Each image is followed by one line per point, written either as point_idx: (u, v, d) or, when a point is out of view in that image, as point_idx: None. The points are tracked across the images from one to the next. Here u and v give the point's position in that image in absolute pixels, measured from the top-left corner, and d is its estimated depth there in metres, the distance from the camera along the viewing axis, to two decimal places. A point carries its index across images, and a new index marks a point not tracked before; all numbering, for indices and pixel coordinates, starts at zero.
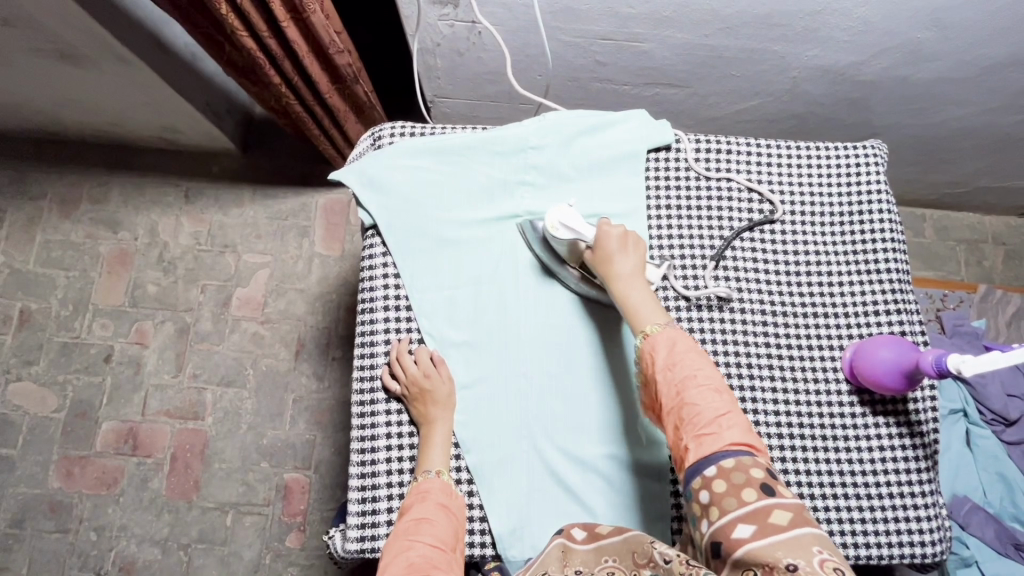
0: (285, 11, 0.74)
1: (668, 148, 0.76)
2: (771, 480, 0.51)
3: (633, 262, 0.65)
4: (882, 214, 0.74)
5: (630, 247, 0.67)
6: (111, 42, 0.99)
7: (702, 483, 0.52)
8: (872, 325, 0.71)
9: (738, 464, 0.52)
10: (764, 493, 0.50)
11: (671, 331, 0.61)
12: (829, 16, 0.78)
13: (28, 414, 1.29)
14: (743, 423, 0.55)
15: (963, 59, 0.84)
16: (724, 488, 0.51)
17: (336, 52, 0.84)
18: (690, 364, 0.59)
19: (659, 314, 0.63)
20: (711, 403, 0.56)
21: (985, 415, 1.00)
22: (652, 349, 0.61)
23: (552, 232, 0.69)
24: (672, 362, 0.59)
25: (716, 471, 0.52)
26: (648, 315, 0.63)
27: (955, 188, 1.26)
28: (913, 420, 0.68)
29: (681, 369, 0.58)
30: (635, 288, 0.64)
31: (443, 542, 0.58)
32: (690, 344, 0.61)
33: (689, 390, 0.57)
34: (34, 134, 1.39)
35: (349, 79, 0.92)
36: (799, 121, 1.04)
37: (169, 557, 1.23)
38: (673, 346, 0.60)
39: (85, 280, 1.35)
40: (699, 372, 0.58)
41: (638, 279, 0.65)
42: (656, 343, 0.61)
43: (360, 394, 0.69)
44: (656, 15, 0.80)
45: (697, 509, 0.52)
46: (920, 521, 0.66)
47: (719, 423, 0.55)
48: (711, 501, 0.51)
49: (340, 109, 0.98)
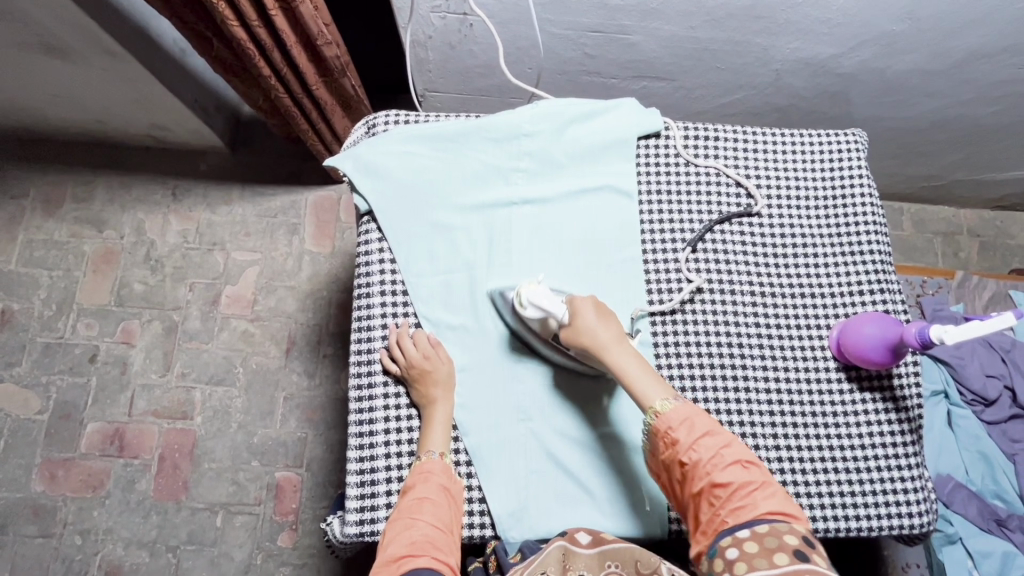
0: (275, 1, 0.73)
1: (657, 135, 0.78)
2: (807, 547, 0.52)
3: (612, 333, 0.65)
4: (863, 196, 0.77)
5: (608, 320, 0.66)
6: (99, 34, 0.99)
7: (734, 544, 0.54)
8: (858, 304, 0.73)
9: (772, 530, 0.54)
10: (796, 558, 0.51)
11: (682, 407, 0.61)
12: (810, 8, 0.81)
13: (11, 416, 1.26)
14: (777, 492, 0.57)
15: (935, 51, 0.88)
16: (755, 549, 0.53)
17: (324, 44, 0.83)
18: (715, 440, 0.60)
19: (657, 387, 0.63)
20: (742, 477, 0.57)
21: (965, 396, 1.03)
22: (668, 427, 0.60)
23: (522, 310, 0.67)
24: (695, 441, 0.59)
25: (750, 534, 0.54)
26: (649, 390, 0.63)
27: (930, 181, 1.30)
28: (898, 395, 0.70)
29: (709, 445, 0.59)
30: (629, 360, 0.64)
31: (444, 523, 0.59)
32: (712, 421, 0.61)
33: (721, 461, 0.58)
34: (16, 132, 1.37)
35: (337, 72, 0.91)
36: (782, 113, 1.07)
37: (157, 560, 1.20)
38: (690, 424, 0.60)
39: (69, 279, 1.33)
40: (730, 446, 0.59)
41: (628, 350, 0.64)
42: (670, 421, 0.61)
43: (358, 377, 0.70)
44: (644, 7, 0.82)
45: (719, 565, 0.54)
46: (908, 494, 0.68)
47: (753, 494, 0.57)
48: (738, 558, 0.53)
49: (328, 101, 0.98)
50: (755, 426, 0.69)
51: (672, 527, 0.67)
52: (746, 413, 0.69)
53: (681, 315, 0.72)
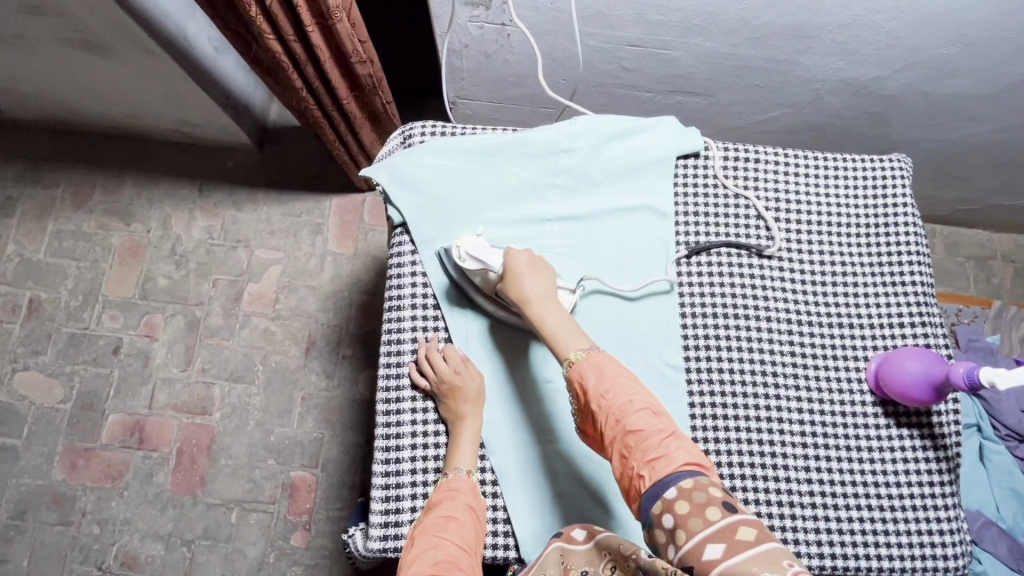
0: (313, 18, 0.73)
1: (696, 155, 0.76)
2: (730, 497, 0.51)
3: (543, 286, 0.65)
4: (907, 226, 0.75)
5: (540, 270, 0.66)
6: (136, 32, 1.00)
7: (665, 508, 0.51)
8: (898, 337, 0.72)
9: (697, 483, 0.51)
10: (726, 510, 0.49)
11: (596, 357, 0.60)
12: (857, 29, 0.79)
13: (35, 404, 1.28)
14: (687, 440, 0.56)
15: (984, 75, 0.85)
16: (687, 510, 0.50)
17: (358, 61, 0.84)
18: (624, 389, 0.58)
19: (576, 339, 0.62)
20: (653, 425, 0.56)
21: (999, 431, 1.00)
22: (580, 376, 0.60)
23: (462, 263, 0.68)
24: (604, 390, 0.58)
25: (678, 493, 0.51)
26: (565, 341, 0.62)
27: (967, 205, 1.27)
28: (937, 433, 0.69)
29: (617, 395, 0.57)
30: (548, 311, 0.64)
31: (468, 543, 0.57)
32: (619, 367, 0.60)
33: (630, 415, 0.56)
34: (50, 123, 1.39)
35: (369, 88, 0.91)
36: (819, 133, 1.05)
37: (172, 553, 1.21)
38: (600, 371, 0.59)
39: (95, 271, 1.35)
40: (635, 397, 0.57)
41: (553, 304, 0.64)
42: (583, 370, 0.60)
43: (386, 390, 0.69)
44: (686, 24, 0.80)
45: (662, 536, 0.51)
46: (943, 535, 0.66)
47: (666, 445, 0.55)
48: (676, 525, 0.50)
49: (359, 115, 0.98)
50: (787, 457, 0.67)
51: None
52: (779, 444, 0.68)
53: (715, 340, 0.71)
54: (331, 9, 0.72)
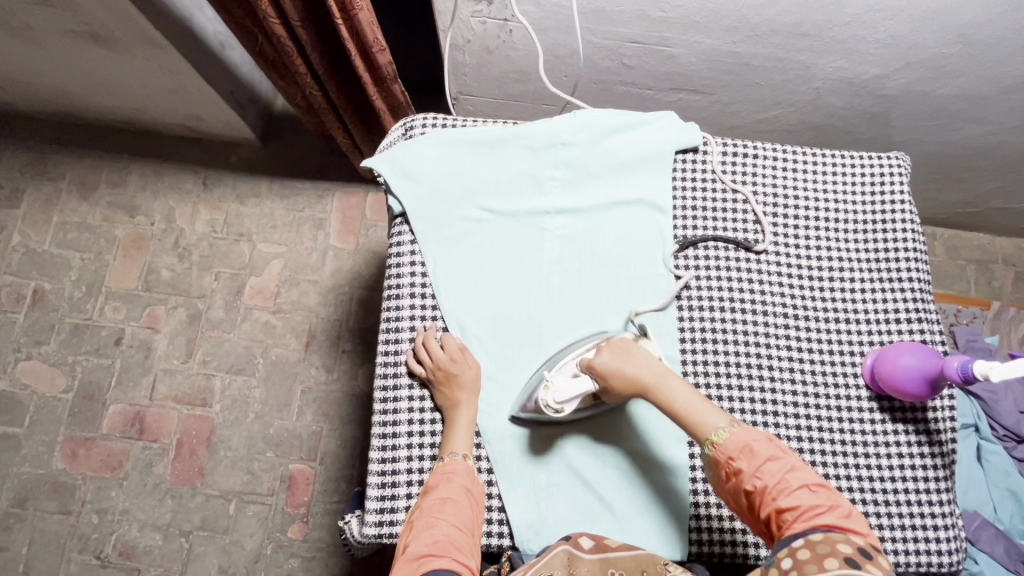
0: (336, 10, 0.75)
1: (695, 150, 0.77)
2: (861, 557, 0.50)
3: (642, 365, 0.63)
4: (904, 223, 0.75)
5: (627, 354, 0.64)
6: (144, 24, 1.01)
7: (786, 552, 0.51)
8: (894, 333, 0.72)
9: (826, 538, 0.51)
10: (847, 564, 0.49)
11: (737, 433, 0.58)
12: (857, 28, 0.79)
13: (37, 393, 1.29)
14: (841, 508, 0.54)
15: (983, 76, 0.86)
16: (806, 555, 0.50)
17: (380, 52, 0.83)
18: (780, 461, 0.57)
19: (714, 416, 0.60)
20: (810, 502, 0.54)
21: (997, 431, 1.00)
22: (729, 457, 0.58)
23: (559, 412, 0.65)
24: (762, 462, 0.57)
25: (804, 543, 0.51)
26: (706, 422, 0.60)
27: (968, 207, 1.27)
28: (932, 428, 0.69)
29: (774, 470, 0.56)
30: (672, 389, 0.62)
31: (465, 523, 0.58)
32: (778, 444, 0.58)
33: (786, 482, 0.55)
34: (57, 115, 1.40)
35: (389, 79, 0.90)
36: (819, 132, 1.05)
37: (170, 543, 1.22)
38: (752, 448, 0.57)
39: (99, 262, 1.36)
40: (794, 468, 0.56)
41: (666, 382, 0.62)
42: (731, 451, 0.58)
43: (384, 377, 0.70)
44: (686, 21, 0.81)
45: (773, 572, 0.51)
46: (938, 530, 0.66)
47: (812, 509, 0.54)
48: (791, 567, 0.50)
49: (385, 111, 0.98)
50: None
51: (692, 550, 0.66)
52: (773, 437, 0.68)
53: (711, 334, 0.71)
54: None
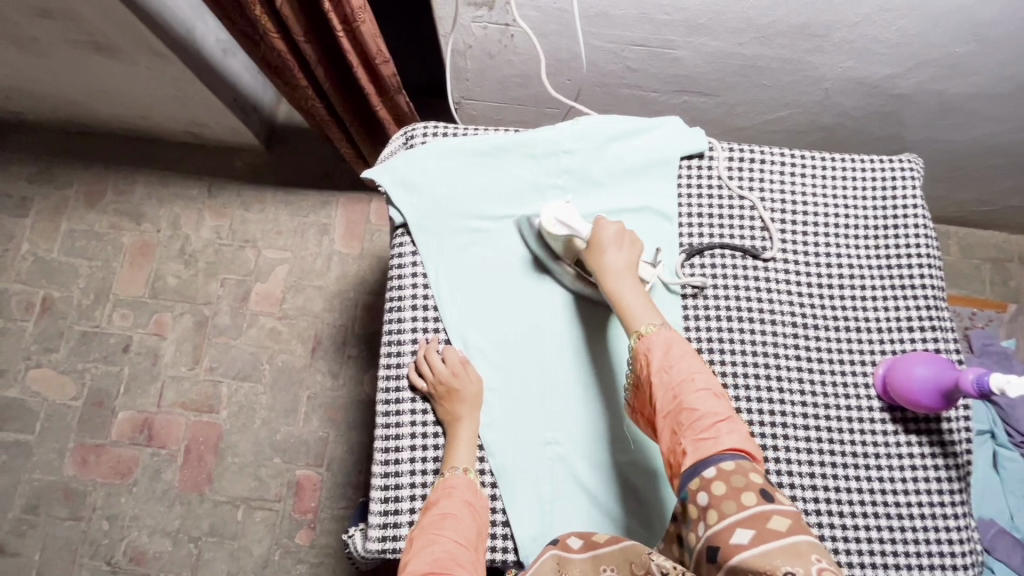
0: (337, 22, 0.74)
1: (700, 156, 0.75)
2: (770, 486, 0.50)
3: (624, 260, 0.65)
4: (917, 228, 0.73)
5: (625, 244, 0.67)
6: (145, 33, 1.01)
7: (701, 485, 0.51)
8: (907, 341, 0.70)
9: (738, 467, 0.51)
10: (763, 498, 0.48)
11: (665, 333, 0.60)
12: (868, 27, 0.77)
13: (47, 401, 1.30)
14: (741, 426, 0.54)
15: (999, 74, 0.83)
16: (723, 491, 0.49)
17: (383, 63, 0.83)
18: (686, 366, 0.58)
19: (652, 315, 0.62)
20: (709, 408, 0.55)
21: (1014, 438, 0.98)
22: (647, 349, 0.60)
23: (547, 228, 0.68)
24: (669, 364, 0.58)
25: (716, 473, 0.51)
26: (640, 315, 0.62)
27: (983, 206, 1.24)
28: (947, 440, 0.67)
29: (679, 375, 0.57)
30: (626, 284, 0.64)
31: (466, 539, 0.57)
32: (688, 349, 0.60)
33: (688, 394, 0.56)
34: (63, 124, 1.41)
35: (393, 89, 0.90)
36: (829, 132, 1.03)
37: (179, 549, 1.23)
38: (668, 348, 0.59)
39: (107, 270, 1.37)
40: (696, 378, 0.57)
41: (634, 278, 0.65)
42: (651, 344, 0.60)
43: (386, 391, 0.69)
44: (692, 23, 0.79)
45: (693, 511, 0.50)
46: (952, 544, 0.65)
47: (717, 428, 0.54)
48: (709, 504, 0.49)
49: (388, 119, 0.97)
50: (792, 463, 0.66)
51: None
52: (783, 451, 0.67)
53: (718, 344, 0.69)
54: (353, 10, 0.72)
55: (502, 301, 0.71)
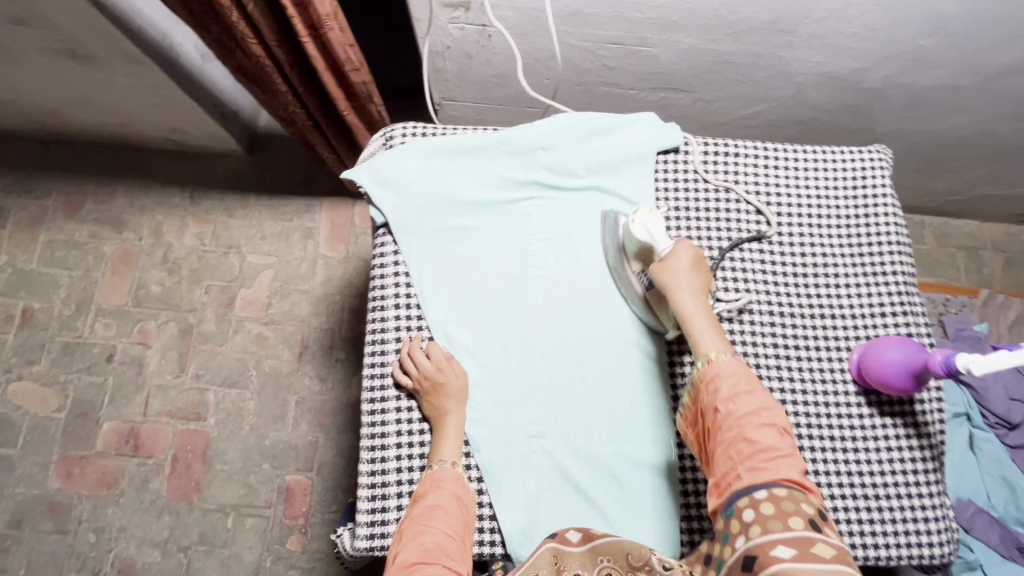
0: (304, 27, 0.74)
1: (676, 151, 0.77)
2: (820, 519, 0.51)
3: (698, 282, 0.65)
4: (887, 216, 0.75)
5: (700, 267, 0.66)
6: (121, 40, 1.00)
7: (749, 503, 0.52)
8: (880, 326, 0.72)
9: (790, 494, 0.52)
10: (811, 525, 0.49)
11: (734, 362, 0.60)
12: (834, 22, 0.79)
13: (29, 414, 1.28)
14: (800, 461, 0.55)
15: (963, 66, 0.86)
16: (771, 511, 0.51)
17: (353, 70, 0.84)
18: (753, 395, 0.58)
19: (718, 342, 0.62)
20: (770, 441, 0.55)
21: (988, 419, 1.01)
22: (715, 375, 0.60)
23: (631, 229, 0.68)
24: (734, 392, 0.58)
25: (768, 496, 0.52)
26: (708, 340, 0.62)
27: (955, 195, 1.27)
28: (921, 421, 0.69)
29: (746, 406, 0.57)
30: (697, 307, 0.63)
31: (455, 530, 0.58)
32: (755, 382, 0.60)
33: (751, 422, 0.56)
34: (40, 133, 1.39)
35: (363, 97, 0.91)
36: (803, 126, 1.05)
37: (168, 559, 1.21)
38: (734, 378, 0.59)
39: (88, 280, 1.35)
40: (760, 408, 0.57)
41: (703, 301, 0.64)
42: (720, 371, 0.60)
43: (371, 389, 0.70)
44: (665, 20, 0.81)
45: (735, 526, 0.52)
46: (928, 522, 0.66)
47: (776, 456, 0.54)
48: (754, 521, 0.51)
49: (360, 126, 0.98)
50: None
51: (682, 549, 0.66)
52: None
53: None
54: (320, 17, 0.72)
55: (485, 297, 0.71)
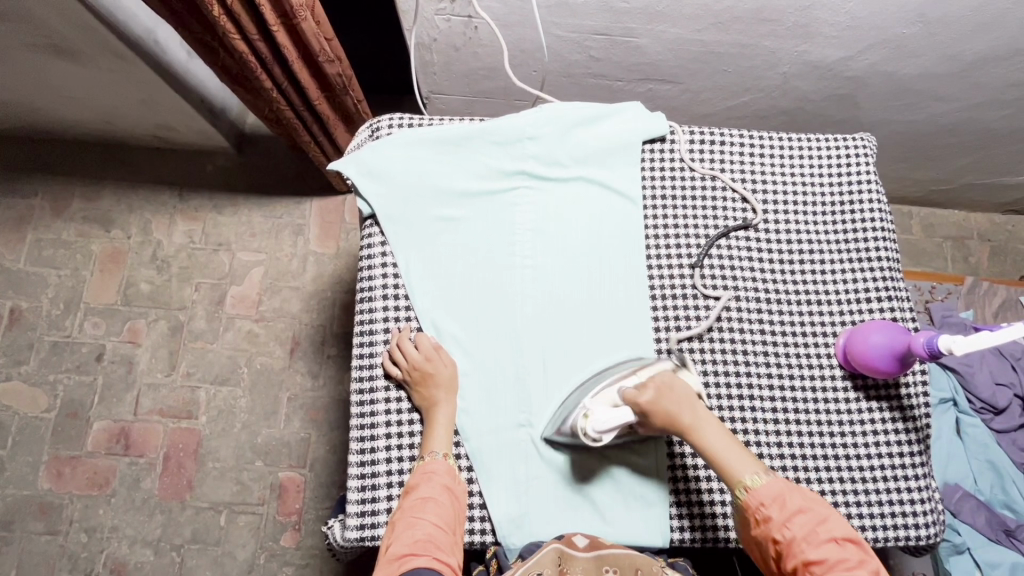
0: (275, 16, 0.74)
1: (663, 139, 0.77)
2: None
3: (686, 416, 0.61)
4: (872, 202, 0.76)
5: (670, 394, 0.62)
6: (106, 35, 0.99)
7: None
8: (865, 311, 0.73)
9: None
10: None
11: (770, 481, 0.58)
12: (818, 11, 0.80)
13: (18, 414, 1.27)
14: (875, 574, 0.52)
15: (945, 54, 0.87)
16: None
17: (326, 60, 0.85)
18: (807, 507, 0.56)
19: (748, 463, 0.60)
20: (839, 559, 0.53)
21: (974, 404, 1.02)
22: (759, 503, 0.57)
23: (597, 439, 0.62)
24: (786, 513, 0.56)
25: None
26: (737, 467, 0.60)
27: (941, 185, 1.28)
28: (906, 404, 0.70)
29: (804, 523, 0.55)
30: (705, 437, 0.61)
31: (445, 522, 0.59)
32: (806, 496, 0.57)
33: (808, 537, 0.54)
34: (26, 131, 1.38)
35: (339, 88, 0.92)
36: (790, 116, 1.06)
37: (161, 558, 1.21)
38: (782, 500, 0.57)
39: (76, 278, 1.34)
40: (818, 522, 0.55)
41: (704, 425, 0.62)
42: (762, 498, 0.57)
43: (360, 379, 0.70)
44: (650, 10, 0.81)
45: None
46: (914, 504, 0.67)
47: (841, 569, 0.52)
48: None
49: (332, 117, 1.00)
50: (759, 434, 0.68)
51: (671, 535, 0.67)
52: (750, 424, 0.69)
53: (685, 322, 0.71)
54: (293, 8, 0.73)
55: (473, 286, 0.71)
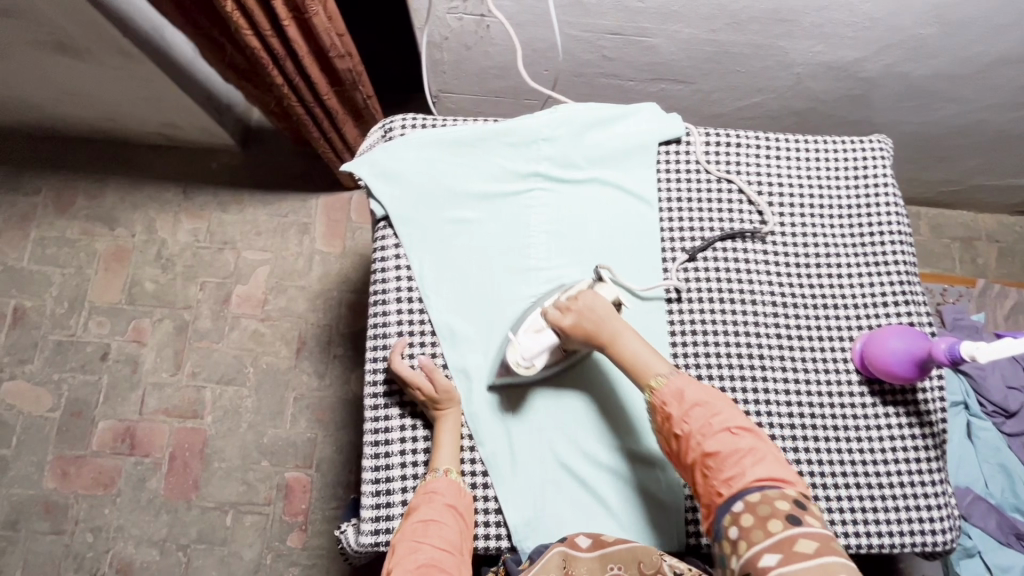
0: (287, 11, 0.73)
1: (679, 141, 0.76)
2: (799, 509, 0.52)
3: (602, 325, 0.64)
4: (888, 206, 0.75)
5: (589, 306, 0.65)
6: (111, 32, 0.98)
7: (732, 520, 0.53)
8: (882, 316, 0.72)
9: (763, 497, 0.53)
10: (790, 523, 0.51)
11: (675, 381, 0.61)
12: (834, 11, 0.79)
13: (23, 413, 1.27)
14: (771, 456, 0.56)
15: (961, 55, 0.86)
16: (750, 522, 0.52)
17: (338, 55, 0.83)
18: (703, 403, 0.59)
19: (659, 365, 0.62)
20: (732, 446, 0.56)
21: (985, 407, 1.02)
22: (663, 402, 0.60)
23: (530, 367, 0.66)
24: (686, 412, 0.59)
25: (744, 506, 0.53)
26: (647, 369, 0.62)
27: (951, 186, 1.27)
28: (923, 410, 0.69)
29: (700, 416, 0.58)
30: (620, 343, 0.64)
31: (451, 543, 0.59)
32: (702, 391, 0.60)
33: (709, 434, 0.57)
34: (29, 128, 1.37)
35: (349, 83, 0.91)
36: (802, 116, 1.05)
37: (167, 558, 1.21)
38: (682, 397, 0.60)
39: (81, 277, 1.33)
40: (713, 416, 0.58)
41: (621, 332, 0.64)
42: (666, 397, 0.60)
43: (373, 383, 0.69)
44: (665, 10, 0.80)
45: (728, 546, 0.53)
46: (931, 510, 0.67)
47: (741, 461, 0.55)
48: (739, 537, 0.52)
49: (341, 111, 0.99)
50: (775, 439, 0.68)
51: (687, 541, 0.66)
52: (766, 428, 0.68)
53: (700, 325, 0.71)
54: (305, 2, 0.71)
55: (487, 289, 0.71)
